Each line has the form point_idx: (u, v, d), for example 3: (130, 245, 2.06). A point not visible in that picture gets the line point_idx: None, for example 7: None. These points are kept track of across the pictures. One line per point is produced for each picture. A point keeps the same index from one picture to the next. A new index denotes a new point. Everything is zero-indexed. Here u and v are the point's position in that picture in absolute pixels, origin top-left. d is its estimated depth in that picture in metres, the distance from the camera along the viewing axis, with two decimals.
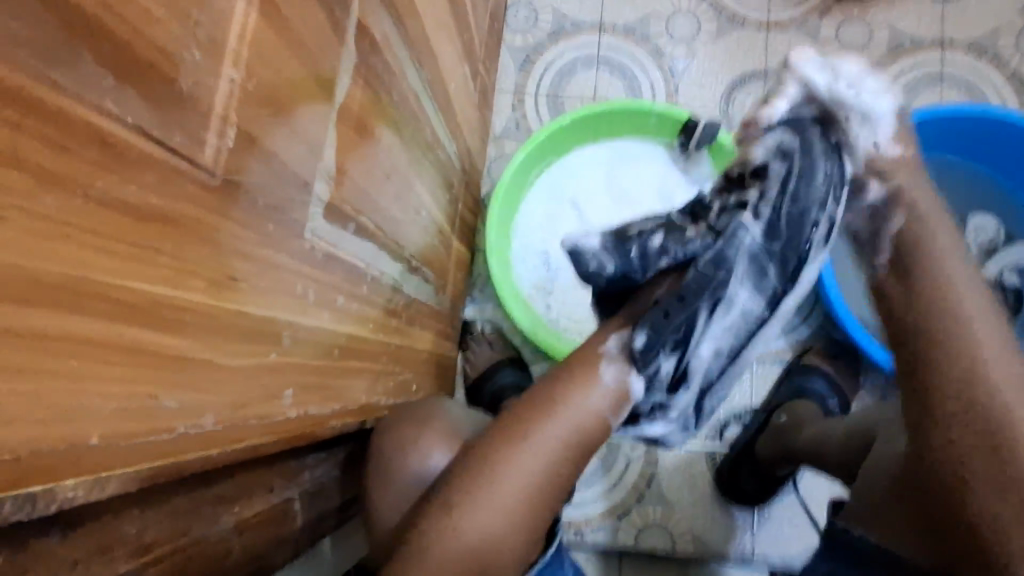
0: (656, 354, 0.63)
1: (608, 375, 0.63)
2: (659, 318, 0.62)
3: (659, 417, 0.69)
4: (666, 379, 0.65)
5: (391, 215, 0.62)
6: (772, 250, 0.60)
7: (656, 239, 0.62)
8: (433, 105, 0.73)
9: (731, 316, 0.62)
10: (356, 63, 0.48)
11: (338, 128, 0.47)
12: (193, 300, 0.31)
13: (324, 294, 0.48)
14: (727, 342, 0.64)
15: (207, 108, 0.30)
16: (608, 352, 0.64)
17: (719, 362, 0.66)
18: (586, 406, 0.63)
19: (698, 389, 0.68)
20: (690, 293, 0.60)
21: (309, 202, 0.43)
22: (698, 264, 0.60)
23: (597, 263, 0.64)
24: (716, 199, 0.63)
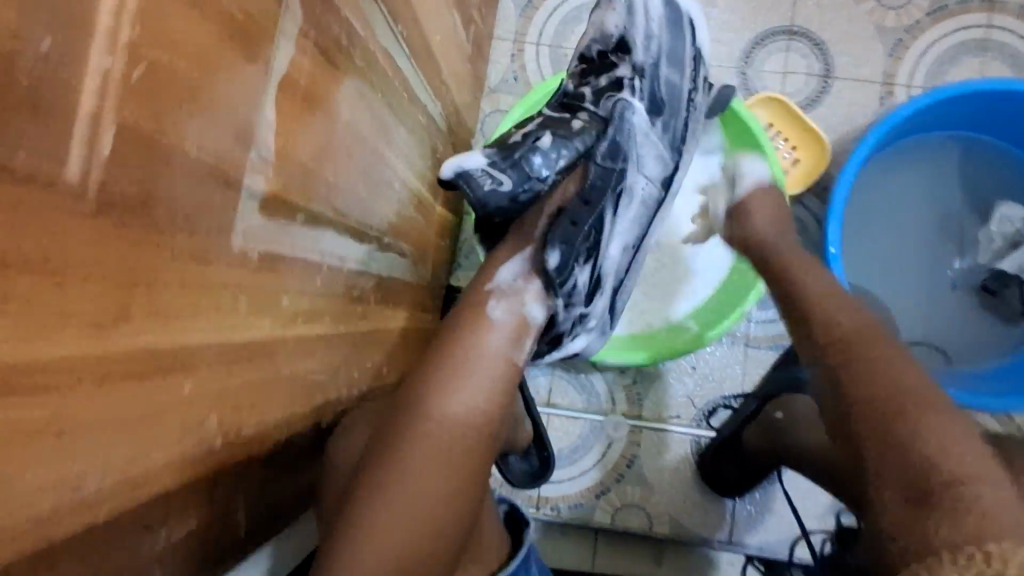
0: (570, 268, 0.67)
1: (499, 311, 0.64)
2: (571, 230, 0.65)
3: (581, 327, 0.75)
4: (582, 290, 0.70)
5: (356, 194, 0.55)
6: (653, 121, 0.71)
7: (544, 142, 0.66)
8: (414, 62, 0.65)
9: (633, 206, 0.72)
10: (306, 25, 0.40)
11: (279, 106, 0.39)
12: (70, 351, 0.26)
13: (264, 300, 0.42)
14: (628, 235, 0.74)
15: (70, 110, 0.24)
16: (499, 286, 0.66)
17: (624, 256, 0.75)
18: (490, 351, 0.62)
19: (610, 289, 0.76)
20: (593, 193, 0.66)
21: (240, 198, 0.37)
22: (593, 159, 0.67)
23: (493, 181, 0.62)
24: (585, 87, 0.72)
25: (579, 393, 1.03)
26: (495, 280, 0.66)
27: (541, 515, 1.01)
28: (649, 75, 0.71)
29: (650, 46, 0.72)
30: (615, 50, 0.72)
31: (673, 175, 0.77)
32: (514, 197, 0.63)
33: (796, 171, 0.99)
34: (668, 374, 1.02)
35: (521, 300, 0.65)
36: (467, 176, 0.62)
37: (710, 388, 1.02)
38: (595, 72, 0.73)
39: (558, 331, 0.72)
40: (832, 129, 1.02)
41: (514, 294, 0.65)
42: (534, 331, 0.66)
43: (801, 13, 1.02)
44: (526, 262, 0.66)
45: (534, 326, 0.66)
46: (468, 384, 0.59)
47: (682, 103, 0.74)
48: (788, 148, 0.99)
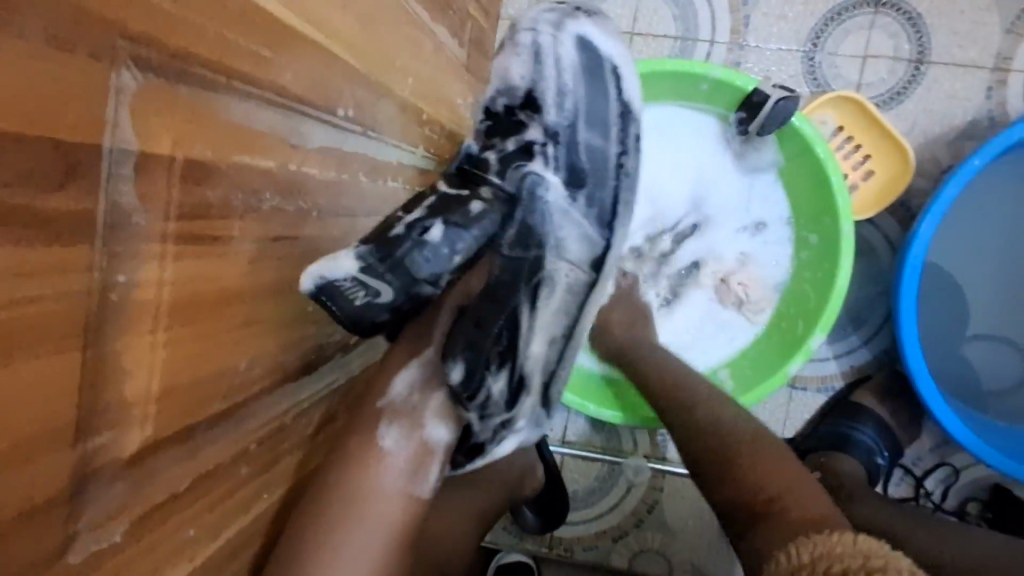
0: (478, 380, 0.50)
1: (390, 439, 0.47)
2: (477, 337, 0.49)
3: (509, 434, 0.54)
4: (501, 399, 0.52)
5: (294, 337, 0.45)
6: (579, 193, 0.54)
7: (432, 233, 0.48)
8: (371, 132, 0.50)
9: (557, 298, 0.53)
10: (155, 227, 0.29)
11: (129, 348, 0.29)
12: None
13: (150, 558, 0.33)
14: (557, 329, 0.54)
15: None
16: (392, 403, 0.48)
17: (555, 353, 0.55)
18: (387, 497, 0.47)
19: (542, 390, 0.56)
20: (502, 288, 0.50)
21: (74, 497, 0.27)
22: (499, 249, 0.50)
23: (361, 292, 0.44)
24: (489, 150, 0.54)
25: (597, 432, 0.94)
26: (386, 396, 0.49)
27: (556, 556, 0.96)
28: (570, 140, 0.53)
29: (564, 102, 0.53)
30: (522, 105, 0.54)
31: (610, 253, 0.57)
32: (394, 307, 0.47)
33: (868, 188, 0.81)
34: None
35: (419, 421, 0.49)
36: (330, 291, 0.41)
37: None
38: (502, 131, 0.54)
39: (475, 445, 0.53)
40: (920, 129, 0.82)
41: (410, 413, 0.49)
42: (438, 455, 0.50)
43: None
44: (425, 365, 0.50)
45: (438, 447, 0.50)
46: (355, 545, 0.44)
47: (611, 167, 0.55)
48: (859, 158, 0.80)
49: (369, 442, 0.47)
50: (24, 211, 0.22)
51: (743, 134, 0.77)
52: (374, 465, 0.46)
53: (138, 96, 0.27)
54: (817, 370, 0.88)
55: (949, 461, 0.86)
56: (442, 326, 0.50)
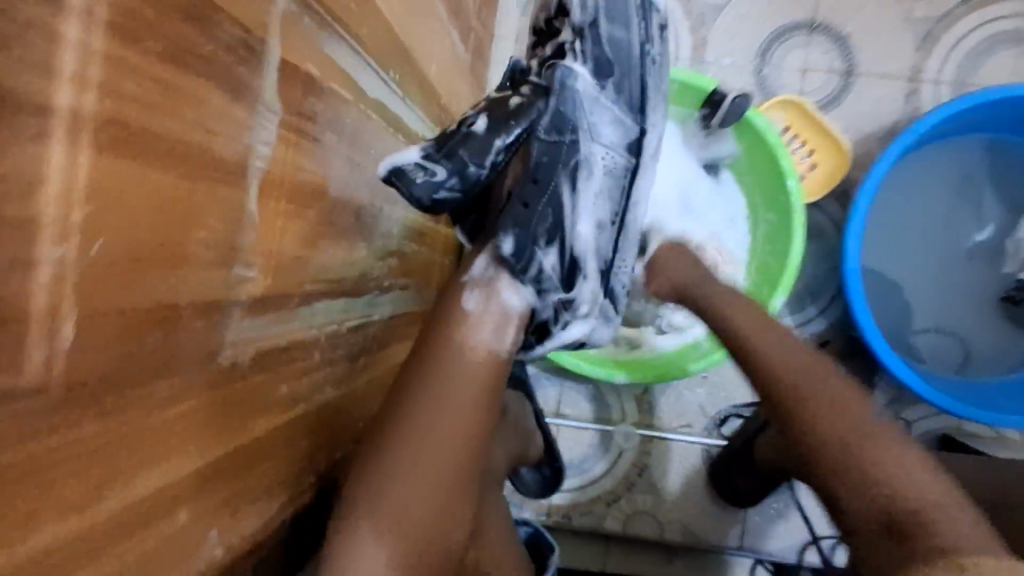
0: (530, 254, 0.59)
1: (473, 302, 0.58)
2: (524, 214, 0.58)
3: (572, 316, 0.64)
4: (554, 275, 0.60)
5: (349, 256, 0.54)
6: (610, 80, 0.60)
7: (478, 126, 0.55)
8: (407, 103, 0.61)
9: (596, 181, 0.60)
10: (285, 119, 0.38)
11: (262, 207, 0.38)
12: (52, 536, 0.26)
13: (261, 395, 0.41)
14: (603, 212, 0.62)
15: (23, 321, 0.23)
16: (474, 278, 0.60)
17: (606, 235, 0.63)
18: (475, 349, 0.57)
19: (598, 272, 0.64)
20: (541, 170, 0.58)
21: (226, 316, 0.36)
22: (537, 138, 0.57)
23: (424, 173, 0.53)
24: (532, 60, 0.61)
25: (588, 402, 1.03)
26: (469, 273, 0.60)
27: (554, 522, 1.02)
28: (598, 34, 0.60)
29: (587, 3, 0.59)
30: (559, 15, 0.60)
31: (643, 138, 0.63)
32: (453, 190, 0.54)
33: (814, 177, 0.94)
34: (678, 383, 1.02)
35: (496, 288, 0.59)
36: (399, 174, 0.53)
37: (721, 398, 1.01)
38: (543, 41, 0.62)
39: (542, 322, 0.63)
40: (854, 129, 0.96)
41: (487, 284, 0.59)
42: (514, 321, 0.59)
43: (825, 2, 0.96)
44: (490, 250, 0.60)
45: (514, 314, 0.59)
46: (450, 396, 0.54)
47: (634, 53, 0.61)
48: (805, 152, 0.94)
49: (457, 307, 0.58)
50: (224, 71, 0.31)
51: (706, 127, 0.89)
52: (461, 324, 0.57)
53: (284, 18, 0.37)
54: None
55: (901, 415, 0.97)
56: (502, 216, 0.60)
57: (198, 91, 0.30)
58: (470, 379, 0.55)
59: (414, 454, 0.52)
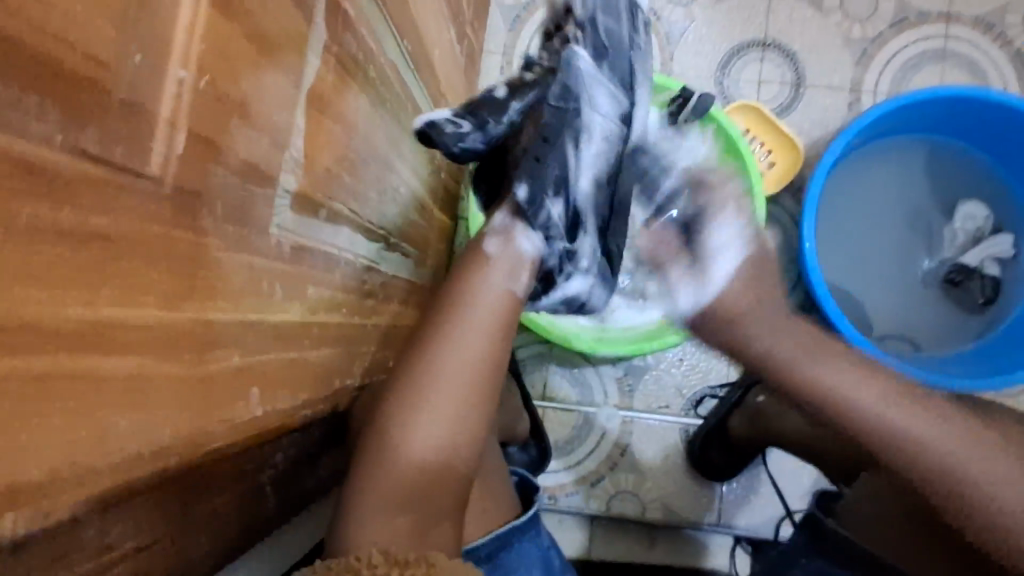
0: (542, 204, 0.66)
1: (493, 247, 0.65)
2: (537, 166, 0.65)
3: (573, 268, 0.72)
4: (561, 225, 0.68)
5: (367, 198, 0.60)
6: (608, 63, 0.69)
7: (499, 93, 0.65)
8: (416, 76, 0.69)
9: (597, 144, 0.68)
10: (326, 43, 0.45)
11: (307, 113, 0.44)
12: (152, 318, 0.31)
13: (294, 286, 0.47)
14: (602, 173, 0.70)
15: (150, 120, 0.28)
16: (495, 229, 0.67)
17: (604, 195, 0.71)
18: (493, 288, 0.63)
19: (596, 228, 0.72)
20: (551, 130, 0.65)
21: (275, 196, 0.41)
22: (546, 104, 0.65)
23: (454, 126, 0.63)
24: (542, 48, 0.71)
25: (573, 386, 1.07)
26: (488, 227, 0.67)
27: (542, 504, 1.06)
28: (597, 24, 0.69)
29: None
30: (563, 15, 0.69)
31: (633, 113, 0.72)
32: (477, 142, 0.64)
33: (771, 174, 1.04)
34: (657, 366, 1.07)
35: (512, 236, 0.66)
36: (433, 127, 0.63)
37: (697, 379, 1.07)
38: (552, 32, 0.71)
39: (547, 271, 0.70)
40: (806, 133, 1.08)
41: (504, 232, 0.66)
42: (528, 265, 0.66)
43: (773, 24, 1.08)
44: (506, 203, 0.67)
45: (528, 260, 0.66)
46: (467, 340, 0.61)
47: (627, 42, 0.70)
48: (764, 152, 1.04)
49: (479, 251, 0.65)
50: None
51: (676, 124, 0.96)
52: (482, 264, 0.64)
53: None
54: None
55: None
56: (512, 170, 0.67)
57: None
58: (491, 313, 0.63)
59: (442, 372, 0.60)
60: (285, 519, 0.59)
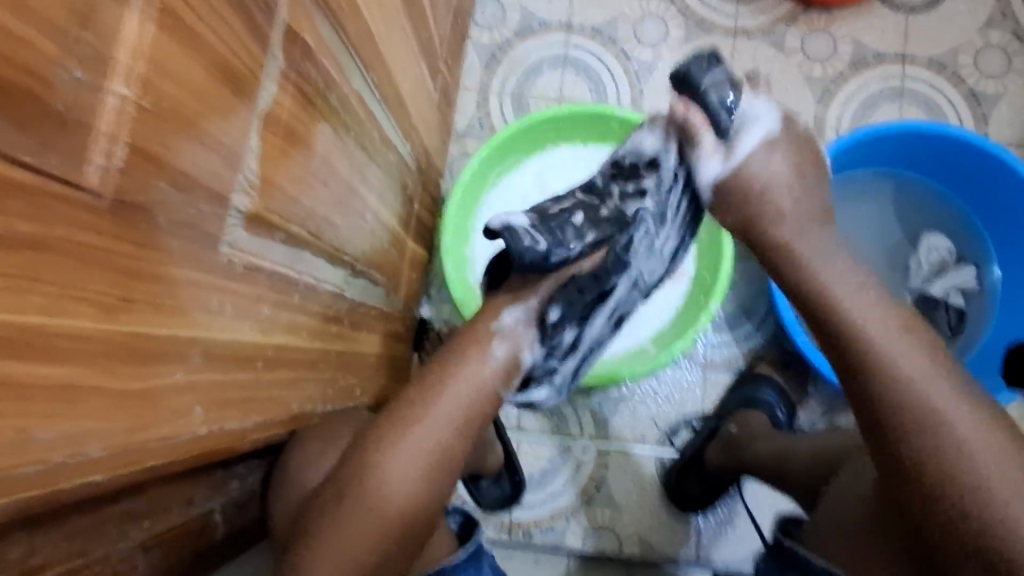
0: (562, 325, 0.74)
1: (500, 351, 0.68)
2: (571, 293, 0.72)
3: (546, 380, 0.80)
4: (564, 346, 0.76)
5: (331, 223, 0.60)
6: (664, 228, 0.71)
7: (577, 218, 0.67)
8: (382, 107, 0.70)
9: (620, 290, 0.75)
10: (285, 69, 0.46)
11: (263, 136, 0.45)
12: (86, 327, 0.31)
13: (244, 306, 0.47)
14: (611, 314, 0.78)
15: (91, 131, 0.29)
16: (503, 328, 0.69)
17: (603, 332, 0.80)
18: (481, 377, 0.67)
19: (582, 355, 0.81)
20: (603, 273, 0.72)
21: (227, 215, 0.42)
22: (611, 246, 0.69)
23: (530, 240, 0.63)
24: (613, 187, 0.71)
25: (548, 418, 1.06)
26: (499, 324, 0.68)
27: (514, 540, 1.04)
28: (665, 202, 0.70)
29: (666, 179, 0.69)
30: (645, 164, 0.69)
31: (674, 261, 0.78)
32: (546, 258, 0.65)
33: None
34: (633, 398, 1.06)
35: (519, 345, 0.70)
36: (510, 231, 0.63)
37: (673, 410, 1.06)
38: (624, 177, 0.71)
39: (531, 377, 0.77)
40: None
41: (514, 337, 0.69)
42: (519, 374, 0.71)
43: (739, 63, 1.12)
44: (529, 311, 0.69)
45: (522, 366, 0.71)
46: (446, 407, 0.64)
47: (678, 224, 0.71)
48: None
49: (484, 351, 0.68)
50: (245, 6, 0.40)
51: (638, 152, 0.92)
52: (482, 361, 0.67)
53: None
54: (724, 355, 1.06)
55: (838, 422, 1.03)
56: (544, 288, 0.69)
57: (227, 13, 0.38)
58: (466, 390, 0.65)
59: (415, 449, 0.61)
60: (226, 547, 0.58)
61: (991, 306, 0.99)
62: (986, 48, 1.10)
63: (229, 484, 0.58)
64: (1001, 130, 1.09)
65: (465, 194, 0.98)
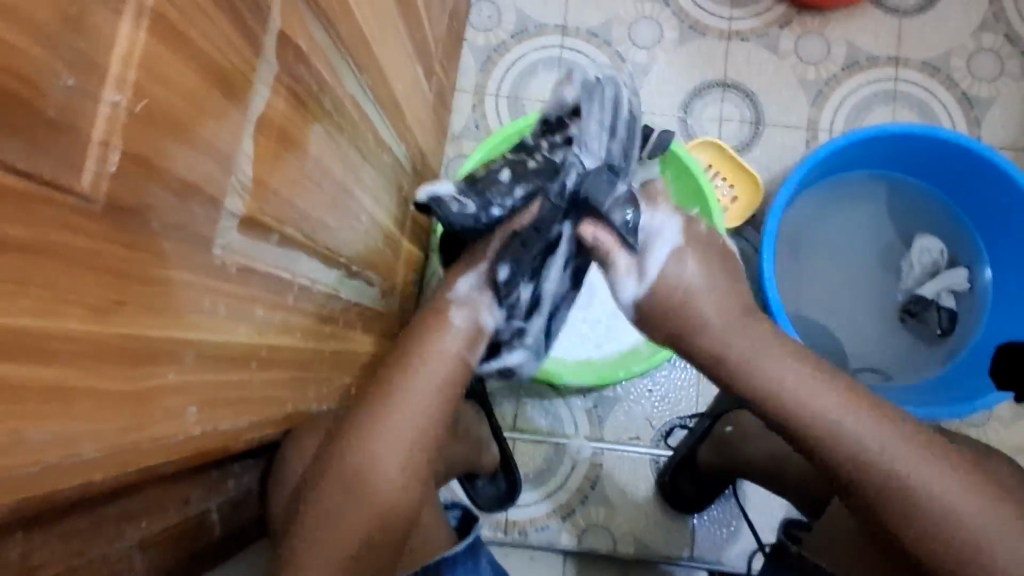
0: (516, 283, 0.74)
1: (457, 319, 0.70)
2: (519, 251, 0.71)
3: (517, 342, 0.80)
4: (523, 305, 0.77)
5: (325, 225, 0.61)
6: (598, 163, 0.70)
7: (503, 176, 0.68)
8: (376, 109, 0.71)
9: (573, 236, 0.73)
10: (277, 73, 0.47)
11: (256, 139, 0.46)
12: (77, 327, 0.32)
13: (238, 307, 0.47)
14: (567, 263, 0.77)
15: (82, 136, 0.30)
16: (456, 297, 0.70)
17: (563, 285, 0.80)
18: (444, 352, 0.67)
19: (547, 312, 0.81)
20: (545, 222, 0.70)
21: (220, 217, 0.43)
22: (548, 196, 0.69)
23: (460, 205, 0.67)
24: (541, 142, 0.74)
25: (542, 418, 1.07)
26: (452, 292, 0.71)
27: (510, 539, 1.04)
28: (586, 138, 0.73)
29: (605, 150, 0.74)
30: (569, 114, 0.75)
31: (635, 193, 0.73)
32: (478, 219, 0.67)
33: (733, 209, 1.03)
34: (627, 398, 1.07)
35: (476, 309, 0.70)
36: (437, 201, 0.67)
37: (667, 410, 1.07)
38: (553, 131, 0.76)
39: (498, 341, 0.78)
40: (766, 168, 1.11)
41: (471, 302, 0.70)
42: (484, 338, 0.72)
43: (732, 66, 1.13)
44: (480, 275, 0.71)
45: (486, 331, 0.72)
46: (418, 387, 0.64)
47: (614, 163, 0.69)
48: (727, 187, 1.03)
49: (444, 319, 0.69)
50: (236, 11, 0.40)
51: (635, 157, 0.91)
52: (441, 330, 0.68)
53: None
54: None
55: None
56: (492, 246, 0.71)
57: (217, 19, 0.38)
58: (461, 395, 0.66)
59: (392, 433, 0.62)
60: (222, 546, 0.58)
61: (982, 307, 1.00)
62: (978, 50, 1.11)
63: (225, 483, 0.59)
64: (993, 131, 1.10)
65: None
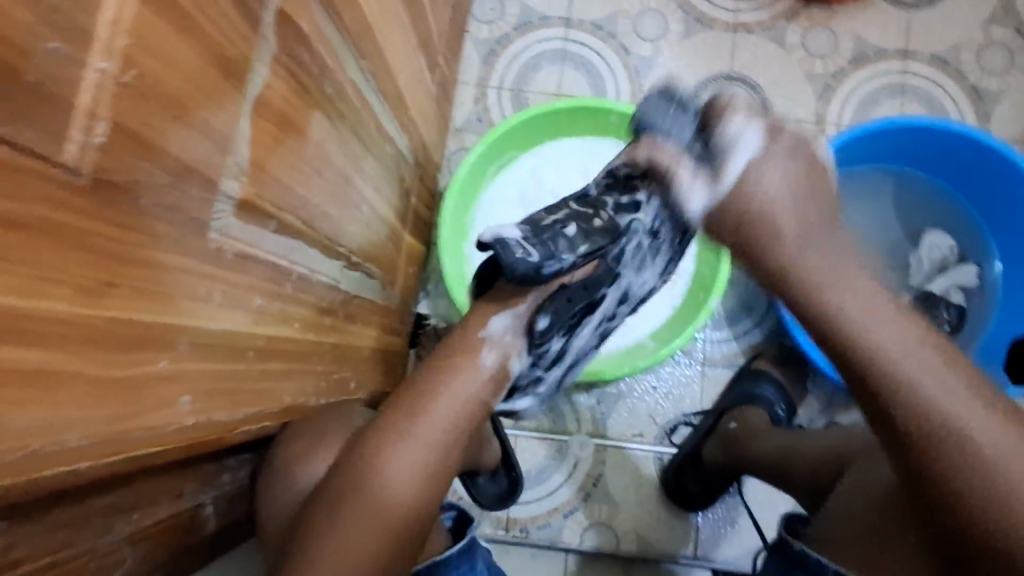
0: (550, 334, 0.71)
1: (489, 359, 0.67)
2: (561, 305, 0.69)
3: (530, 391, 0.78)
4: (550, 355, 0.74)
5: (325, 214, 0.59)
6: (657, 234, 0.71)
7: (569, 229, 0.66)
8: (379, 98, 0.69)
9: (612, 294, 0.74)
10: (277, 54, 0.45)
11: (254, 121, 0.44)
12: (65, 308, 0.30)
13: (234, 295, 0.46)
14: (598, 323, 0.77)
15: (70, 107, 0.28)
16: (491, 335, 0.67)
17: (589, 343, 0.79)
18: (467, 392, 0.65)
19: (567, 365, 0.79)
20: (591, 283, 0.70)
21: (215, 201, 0.41)
22: (604, 260, 0.69)
23: (521, 251, 0.63)
24: (606, 198, 0.70)
25: (545, 414, 1.05)
26: (487, 330, 0.67)
27: (511, 537, 1.03)
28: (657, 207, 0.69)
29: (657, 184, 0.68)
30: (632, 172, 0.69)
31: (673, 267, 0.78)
32: (539, 268, 0.64)
33: None
34: (631, 394, 1.06)
35: (507, 351, 0.68)
36: (502, 243, 0.63)
37: (671, 407, 1.05)
38: (617, 187, 0.70)
39: (515, 386, 0.74)
40: None
41: (503, 345, 0.68)
42: (507, 383, 0.70)
43: (738, 59, 1.11)
44: (519, 318, 0.67)
45: (511, 376, 0.70)
46: (440, 405, 0.63)
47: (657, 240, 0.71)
48: None
49: (473, 359, 0.66)
50: None
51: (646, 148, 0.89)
52: (471, 368, 0.66)
53: None
54: (724, 351, 1.05)
55: (837, 420, 1.02)
56: (533, 297, 0.68)
57: None
58: (456, 400, 0.64)
59: (409, 447, 0.61)
60: (213, 541, 0.57)
61: (991, 302, 0.98)
62: (987, 44, 1.10)
63: (220, 477, 0.57)
64: (1003, 126, 1.09)
65: (464, 188, 0.98)
